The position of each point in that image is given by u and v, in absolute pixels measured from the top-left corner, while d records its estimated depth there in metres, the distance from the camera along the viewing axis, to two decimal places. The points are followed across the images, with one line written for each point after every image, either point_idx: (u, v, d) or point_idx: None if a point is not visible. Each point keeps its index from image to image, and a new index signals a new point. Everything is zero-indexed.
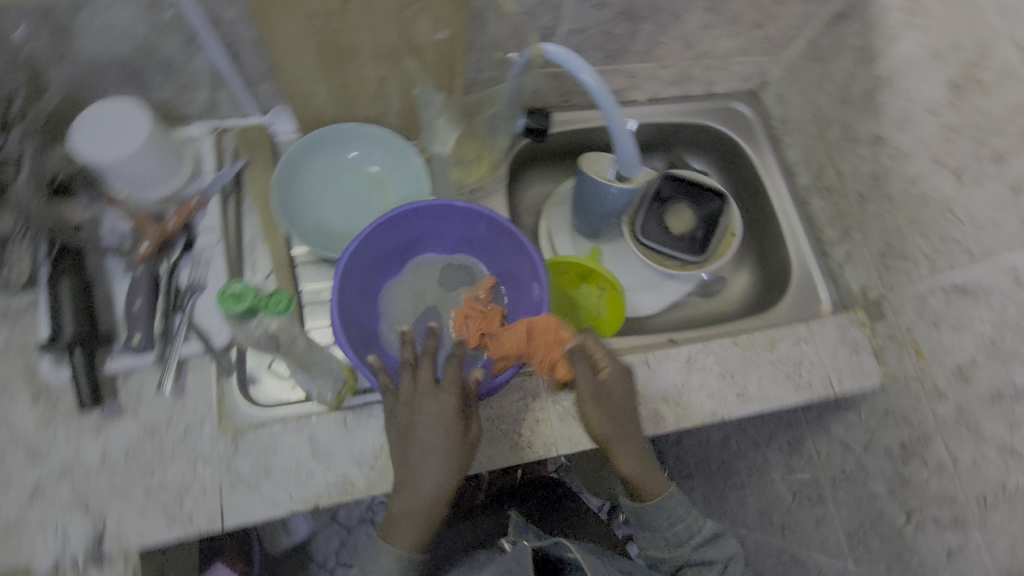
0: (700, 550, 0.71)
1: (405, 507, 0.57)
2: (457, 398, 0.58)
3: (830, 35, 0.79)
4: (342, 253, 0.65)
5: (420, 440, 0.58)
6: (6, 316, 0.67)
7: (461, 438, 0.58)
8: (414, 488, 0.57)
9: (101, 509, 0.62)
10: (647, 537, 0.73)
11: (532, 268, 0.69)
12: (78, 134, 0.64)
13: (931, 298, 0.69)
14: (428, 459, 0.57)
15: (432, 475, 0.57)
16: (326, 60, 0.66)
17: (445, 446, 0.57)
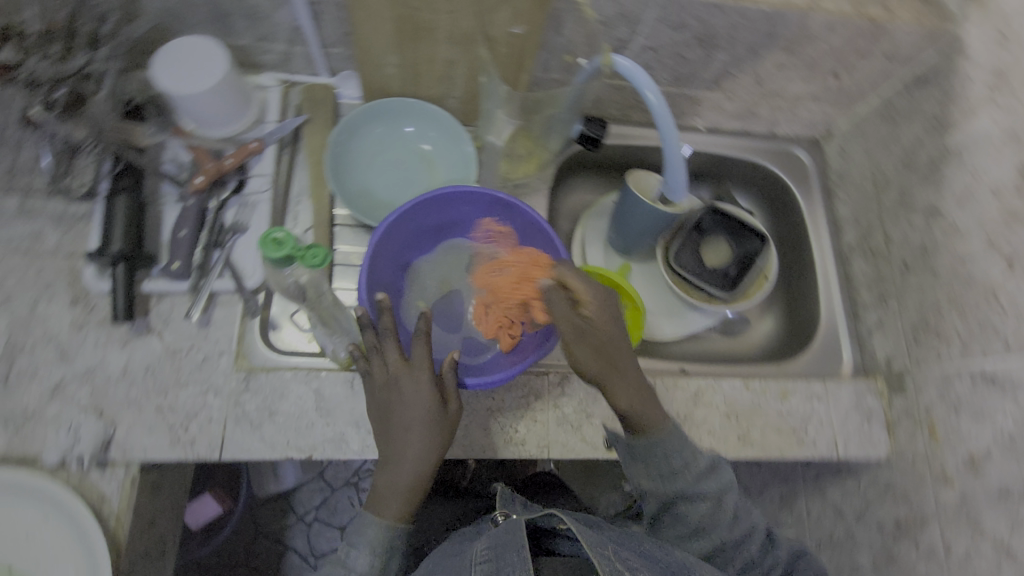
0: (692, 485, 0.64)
1: (387, 482, 0.59)
2: (433, 377, 0.61)
3: (907, 98, 0.78)
4: (381, 222, 0.67)
5: (400, 416, 0.60)
6: (62, 220, 0.71)
7: (439, 416, 0.60)
8: (395, 462, 0.59)
9: (113, 417, 0.66)
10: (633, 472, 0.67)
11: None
12: (160, 64, 0.68)
13: (956, 381, 0.68)
14: (414, 436, 0.59)
15: (416, 452, 0.59)
16: (402, 34, 0.68)
17: (424, 421, 0.59)
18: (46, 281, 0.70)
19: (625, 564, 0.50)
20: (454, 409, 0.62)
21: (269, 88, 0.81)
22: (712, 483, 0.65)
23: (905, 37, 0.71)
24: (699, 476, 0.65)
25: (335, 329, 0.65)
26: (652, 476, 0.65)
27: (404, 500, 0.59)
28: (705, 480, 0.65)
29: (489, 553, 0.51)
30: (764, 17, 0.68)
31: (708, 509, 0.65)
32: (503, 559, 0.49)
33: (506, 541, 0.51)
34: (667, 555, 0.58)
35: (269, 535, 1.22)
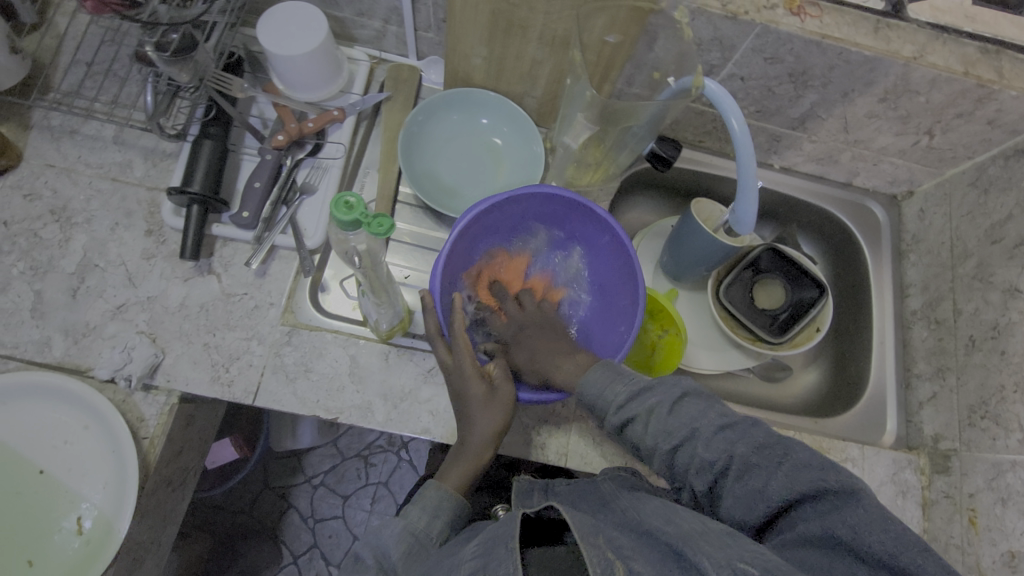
0: (636, 415, 0.58)
1: (452, 456, 0.61)
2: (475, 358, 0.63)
3: (1004, 168, 0.74)
4: (466, 211, 0.68)
5: (462, 396, 0.63)
6: (151, 155, 0.77)
7: (491, 396, 0.62)
8: (461, 441, 0.62)
9: (165, 345, 0.70)
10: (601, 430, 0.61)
11: (631, 301, 0.70)
12: (266, 24, 0.71)
13: (1010, 472, 0.64)
14: (473, 416, 0.61)
15: (479, 430, 0.61)
16: (496, 27, 0.70)
17: (478, 400, 0.62)
18: (127, 208, 0.74)
19: (618, 552, 0.47)
20: (508, 388, 0.63)
21: (360, 62, 0.84)
22: (681, 424, 0.56)
23: (1013, 104, 0.67)
24: (655, 414, 0.57)
25: (384, 300, 0.66)
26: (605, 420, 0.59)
27: (464, 472, 0.60)
28: (669, 420, 0.57)
29: (479, 550, 0.48)
30: (864, 62, 0.66)
31: (699, 451, 0.55)
32: (491, 554, 0.47)
33: (499, 533, 0.49)
34: (678, 526, 0.51)
35: (276, 490, 1.25)
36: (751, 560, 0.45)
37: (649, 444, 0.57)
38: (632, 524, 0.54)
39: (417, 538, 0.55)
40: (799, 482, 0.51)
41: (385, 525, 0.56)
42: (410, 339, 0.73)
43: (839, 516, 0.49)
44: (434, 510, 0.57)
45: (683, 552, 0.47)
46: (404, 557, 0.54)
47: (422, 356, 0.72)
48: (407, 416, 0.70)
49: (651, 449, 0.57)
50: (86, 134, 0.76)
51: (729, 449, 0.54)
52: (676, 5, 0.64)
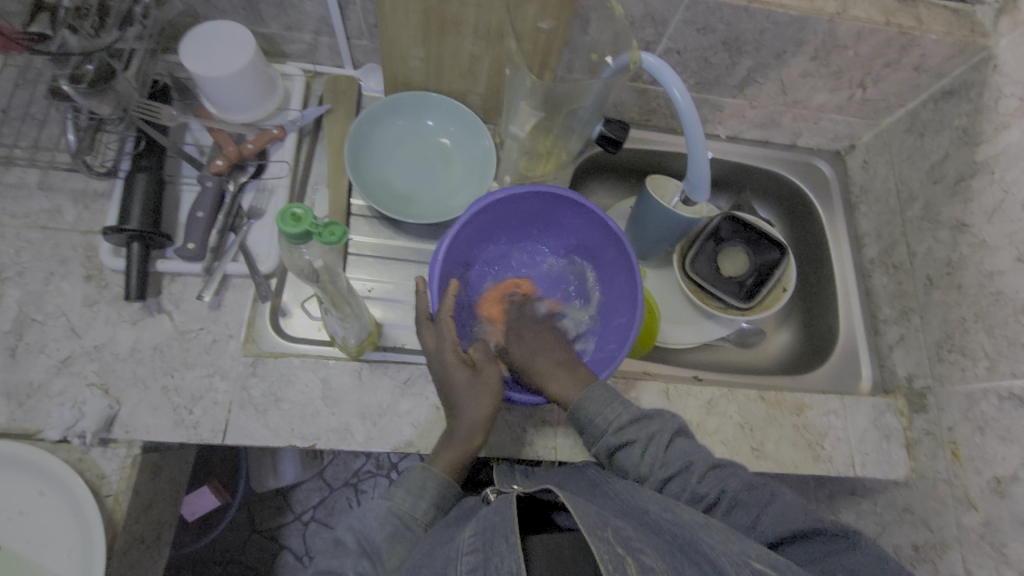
0: (636, 443, 0.59)
1: (442, 441, 0.59)
2: (454, 346, 0.62)
3: (934, 111, 0.76)
4: (477, 200, 0.67)
5: (445, 381, 0.61)
6: (81, 197, 0.72)
7: (477, 379, 0.61)
8: (451, 427, 0.60)
9: (119, 394, 0.65)
10: (593, 453, 0.61)
11: (629, 319, 0.69)
12: (190, 48, 0.68)
13: (983, 401, 0.66)
14: (461, 402, 0.59)
15: (467, 417, 0.59)
16: (430, 25, 0.69)
17: (462, 387, 0.60)
18: (61, 255, 0.70)
19: (627, 545, 0.46)
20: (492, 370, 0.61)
21: (293, 77, 0.81)
22: (678, 458, 0.58)
23: (935, 48, 0.70)
24: (653, 444, 0.59)
25: (348, 315, 0.63)
26: (601, 445, 0.60)
27: (456, 456, 0.58)
28: (665, 452, 0.59)
29: (477, 542, 0.46)
30: (792, 22, 0.68)
31: (692, 484, 0.57)
32: (491, 549, 0.46)
33: (496, 524, 0.47)
34: (678, 515, 0.52)
35: (265, 533, 1.20)
36: (759, 560, 0.47)
37: (645, 472, 0.59)
38: (636, 513, 0.54)
39: (402, 520, 0.54)
40: (793, 522, 0.54)
41: (367, 508, 0.55)
42: (382, 353, 0.71)
43: (837, 560, 0.51)
44: (418, 491, 0.55)
45: (696, 545, 0.48)
46: (388, 538, 0.53)
47: (396, 368, 0.70)
48: (389, 431, 0.68)
49: (646, 477, 0.58)
50: (8, 183, 0.71)
51: (722, 485, 0.57)
52: None
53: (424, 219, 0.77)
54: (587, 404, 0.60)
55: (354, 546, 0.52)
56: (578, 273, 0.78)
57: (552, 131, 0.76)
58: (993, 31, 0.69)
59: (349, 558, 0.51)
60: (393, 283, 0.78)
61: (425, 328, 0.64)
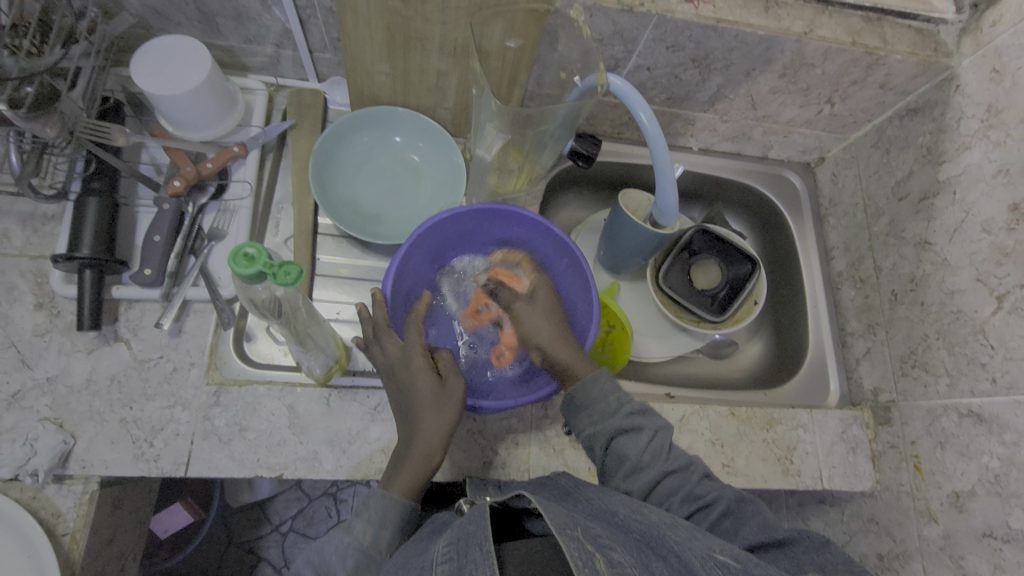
0: (643, 433, 0.59)
1: (397, 461, 0.57)
2: (424, 359, 0.60)
3: (899, 128, 0.77)
4: (426, 220, 0.67)
5: (406, 394, 0.59)
6: (30, 220, 0.69)
7: (441, 392, 0.59)
8: (406, 443, 0.58)
9: (74, 428, 0.63)
10: (588, 434, 0.61)
11: (586, 326, 0.69)
12: (142, 64, 0.65)
13: (943, 416, 0.68)
14: (421, 415, 0.58)
15: (424, 431, 0.58)
16: (394, 41, 0.67)
17: (423, 398, 0.58)
18: (9, 282, 0.67)
19: (597, 543, 0.45)
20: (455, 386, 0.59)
21: (256, 91, 0.79)
22: (678, 455, 0.60)
23: (899, 67, 0.70)
24: (656, 440, 0.59)
25: (311, 346, 0.62)
26: (606, 425, 0.60)
27: (412, 476, 0.56)
28: (667, 451, 0.59)
29: (451, 551, 0.45)
30: (760, 41, 0.67)
31: (692, 482, 0.58)
32: (466, 557, 0.44)
33: (470, 533, 0.46)
34: (647, 516, 0.52)
35: (242, 545, 1.17)
36: (724, 552, 0.48)
37: (645, 464, 0.58)
38: (605, 515, 0.53)
39: (366, 554, 0.52)
40: (774, 532, 0.56)
41: (328, 540, 0.53)
42: (351, 378, 0.70)
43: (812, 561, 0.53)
44: (379, 522, 0.54)
45: (662, 540, 0.48)
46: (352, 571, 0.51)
47: (366, 394, 0.69)
48: (358, 460, 0.66)
49: (642, 469, 0.58)
50: None
51: (720, 492, 0.58)
52: (570, 3, 0.63)
53: (392, 240, 0.75)
54: (592, 388, 0.61)
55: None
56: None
57: (524, 155, 0.74)
58: (956, 50, 0.69)
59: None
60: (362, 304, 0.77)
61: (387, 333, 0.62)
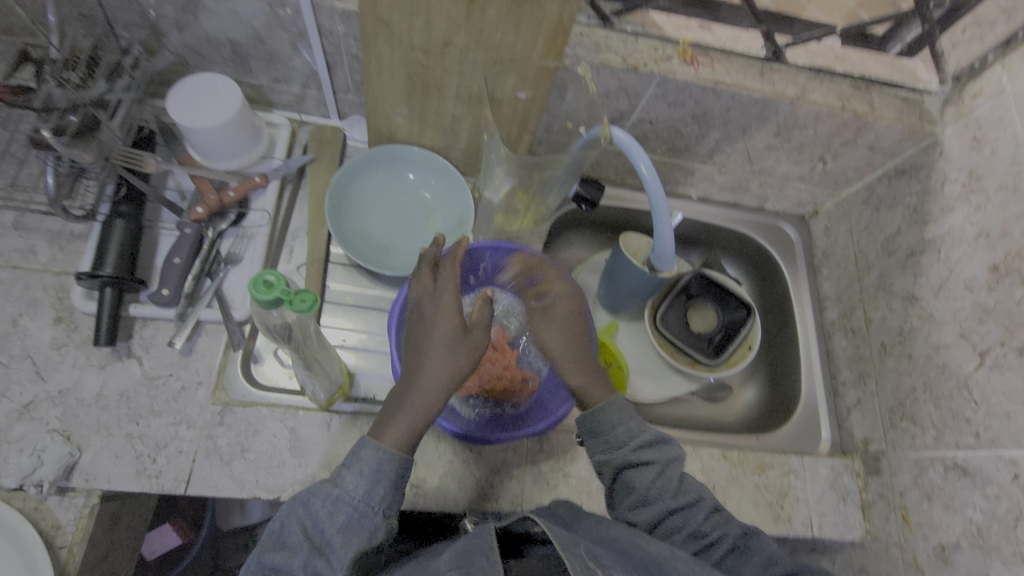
0: (653, 466, 0.60)
1: (392, 411, 0.55)
2: (455, 306, 0.57)
3: (888, 187, 0.81)
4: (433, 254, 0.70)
5: (425, 333, 0.57)
6: (57, 238, 0.72)
7: (463, 338, 0.56)
8: (407, 388, 0.56)
9: (81, 441, 0.64)
10: (597, 461, 0.62)
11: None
12: (178, 97, 0.70)
13: (930, 468, 0.69)
14: (433, 355, 0.55)
15: (435, 372, 0.55)
16: (413, 87, 0.72)
17: (443, 339, 0.55)
18: (32, 296, 0.70)
19: (596, 560, 0.47)
20: (480, 336, 0.57)
21: (280, 126, 0.83)
22: (686, 493, 0.60)
23: (887, 132, 0.75)
24: (665, 473, 0.60)
25: (317, 371, 0.64)
26: (615, 457, 0.61)
27: (405, 430, 0.54)
28: (676, 486, 0.60)
29: (456, 561, 0.46)
30: (755, 102, 0.72)
31: (698, 519, 0.58)
32: (471, 565, 0.45)
33: (474, 547, 0.47)
34: (646, 547, 0.53)
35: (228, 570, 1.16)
36: None
37: (653, 497, 0.59)
38: (605, 541, 0.54)
39: (358, 511, 0.52)
40: (780, 566, 0.56)
41: (315, 493, 0.53)
42: (352, 404, 0.72)
43: None
44: (373, 476, 0.52)
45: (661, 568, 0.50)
46: (340, 529, 0.51)
47: (366, 421, 0.70)
48: None
49: (649, 502, 0.59)
50: None
51: (725, 529, 0.58)
52: (578, 61, 0.68)
53: (400, 271, 0.79)
54: (603, 416, 0.62)
55: (299, 537, 0.51)
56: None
57: (529, 198, 0.77)
58: (940, 119, 0.74)
59: (297, 555, 0.50)
60: (368, 332, 0.79)
61: (423, 268, 0.62)
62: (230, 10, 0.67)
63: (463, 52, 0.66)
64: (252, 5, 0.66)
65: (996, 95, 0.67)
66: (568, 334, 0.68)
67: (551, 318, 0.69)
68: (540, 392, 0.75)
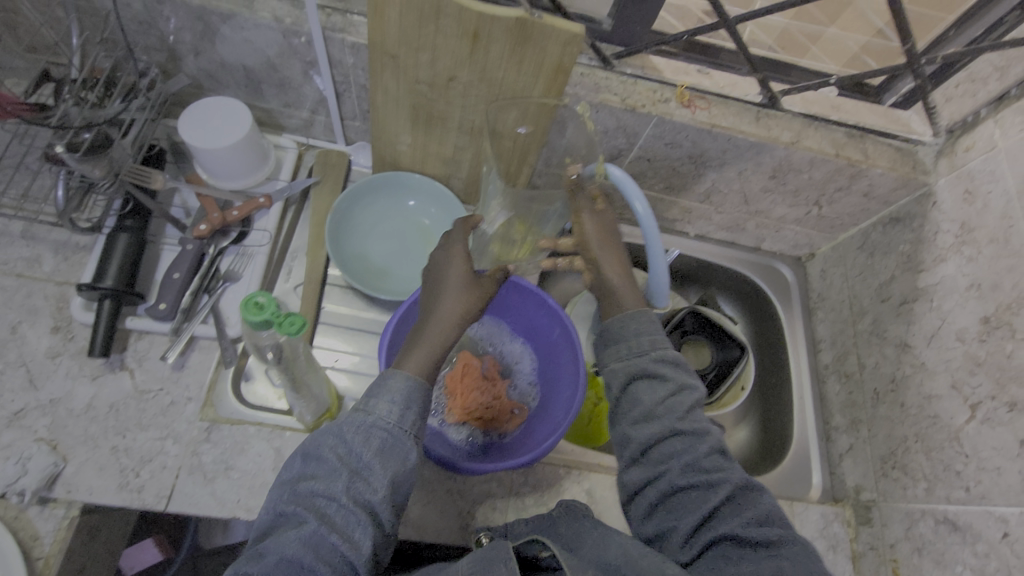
0: (668, 385, 0.59)
1: (412, 341, 0.60)
2: (466, 254, 0.65)
3: (883, 234, 0.81)
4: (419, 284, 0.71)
5: (440, 277, 0.64)
6: (62, 249, 0.74)
7: (470, 281, 0.63)
8: (424, 321, 0.62)
9: (67, 451, 0.65)
10: (612, 368, 0.62)
11: (571, 393, 0.70)
12: (189, 119, 0.72)
13: (921, 521, 0.68)
14: (447, 293, 0.62)
15: (447, 308, 0.62)
16: (417, 117, 0.74)
17: (454, 281, 0.63)
18: (32, 304, 0.71)
19: None
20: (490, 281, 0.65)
21: (287, 149, 0.86)
22: (692, 422, 0.57)
23: (880, 180, 0.76)
24: (677, 396, 0.58)
25: (305, 394, 0.64)
26: (628, 366, 0.61)
27: (424, 356, 0.59)
28: (682, 418, 0.57)
29: (474, 566, 0.48)
30: (751, 146, 0.74)
31: (698, 452, 0.55)
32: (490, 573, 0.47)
33: (493, 554, 0.49)
34: (637, 557, 0.51)
35: None
36: None
37: (658, 414, 0.58)
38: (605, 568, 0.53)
39: (391, 433, 0.53)
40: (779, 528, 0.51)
41: (346, 420, 0.54)
42: None
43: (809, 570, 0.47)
44: (404, 402, 0.55)
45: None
46: (378, 453, 0.52)
47: None
48: None
49: (653, 418, 0.58)
50: None
51: (727, 472, 0.55)
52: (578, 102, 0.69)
53: (395, 296, 0.80)
54: (625, 321, 0.63)
55: (335, 464, 0.51)
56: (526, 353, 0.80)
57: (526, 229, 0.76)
58: (933, 170, 0.75)
59: (336, 477, 0.50)
60: (360, 355, 0.79)
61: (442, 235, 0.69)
62: (246, 38, 0.70)
63: (466, 86, 0.69)
64: (266, 35, 0.69)
65: (988, 149, 0.68)
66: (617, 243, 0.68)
67: (602, 222, 0.68)
68: (529, 423, 0.75)
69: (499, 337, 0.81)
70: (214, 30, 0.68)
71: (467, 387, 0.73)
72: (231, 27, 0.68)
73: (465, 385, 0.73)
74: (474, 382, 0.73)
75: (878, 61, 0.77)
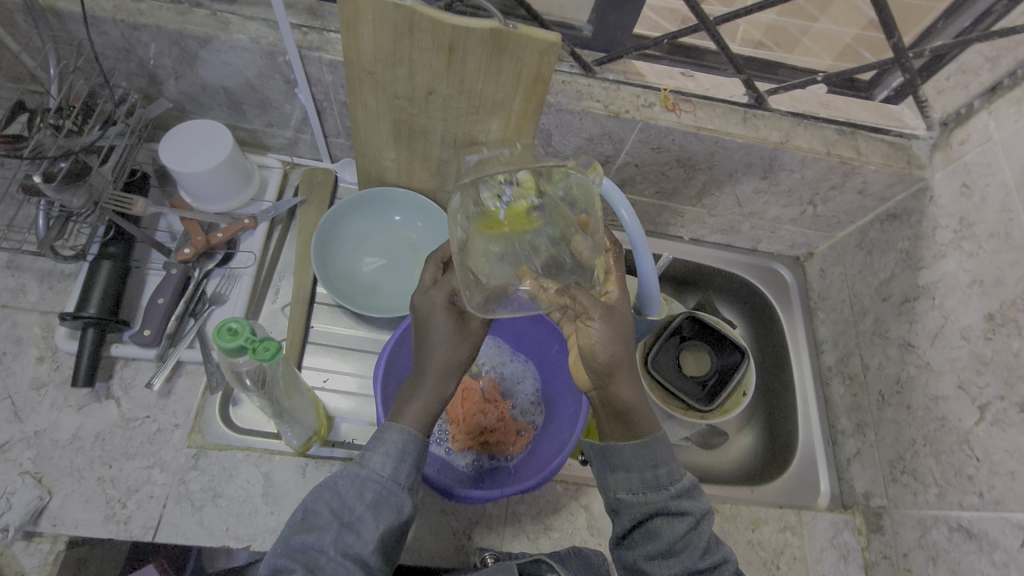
0: (687, 518, 0.54)
1: (407, 395, 0.57)
2: (450, 297, 0.59)
3: (881, 231, 0.79)
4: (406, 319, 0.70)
5: (425, 329, 0.59)
6: (47, 277, 0.74)
7: (460, 325, 0.59)
8: (417, 374, 0.58)
9: (52, 485, 0.64)
10: (622, 500, 0.56)
11: (575, 410, 0.69)
12: (170, 143, 0.72)
13: (933, 528, 0.65)
14: (440, 344, 0.58)
15: (439, 353, 0.58)
16: (398, 133, 0.74)
17: (444, 330, 0.58)
18: (17, 335, 0.70)
19: None
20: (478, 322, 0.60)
21: (272, 168, 0.85)
22: (710, 552, 0.54)
23: (875, 176, 0.74)
24: (698, 528, 0.54)
25: (289, 418, 0.62)
26: (643, 501, 0.56)
27: (422, 410, 0.56)
28: (702, 553, 0.54)
29: None
30: (739, 147, 0.72)
31: None
32: None
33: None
34: None
35: None
36: None
37: (677, 551, 0.53)
38: None
39: (383, 485, 0.53)
40: None
41: (341, 476, 0.53)
42: (330, 448, 0.70)
43: None
44: (398, 455, 0.54)
45: None
46: (371, 506, 0.52)
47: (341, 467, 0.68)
48: None
49: (673, 556, 0.53)
50: None
51: None
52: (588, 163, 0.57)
53: (385, 312, 0.78)
54: (632, 451, 0.56)
55: (328, 517, 0.51)
56: (526, 371, 0.79)
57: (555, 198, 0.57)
58: (928, 164, 0.73)
59: (326, 532, 0.50)
60: (351, 373, 0.78)
61: (430, 266, 0.63)
62: (224, 60, 0.69)
63: (445, 100, 0.68)
64: (244, 56, 0.68)
65: (983, 141, 0.66)
66: (627, 349, 0.58)
67: (615, 327, 0.57)
68: (535, 444, 0.73)
69: (498, 356, 0.80)
70: (191, 53, 0.68)
71: (471, 412, 0.71)
72: (209, 50, 0.67)
73: (468, 413, 0.71)
74: (476, 409, 0.72)
75: (872, 52, 0.78)
